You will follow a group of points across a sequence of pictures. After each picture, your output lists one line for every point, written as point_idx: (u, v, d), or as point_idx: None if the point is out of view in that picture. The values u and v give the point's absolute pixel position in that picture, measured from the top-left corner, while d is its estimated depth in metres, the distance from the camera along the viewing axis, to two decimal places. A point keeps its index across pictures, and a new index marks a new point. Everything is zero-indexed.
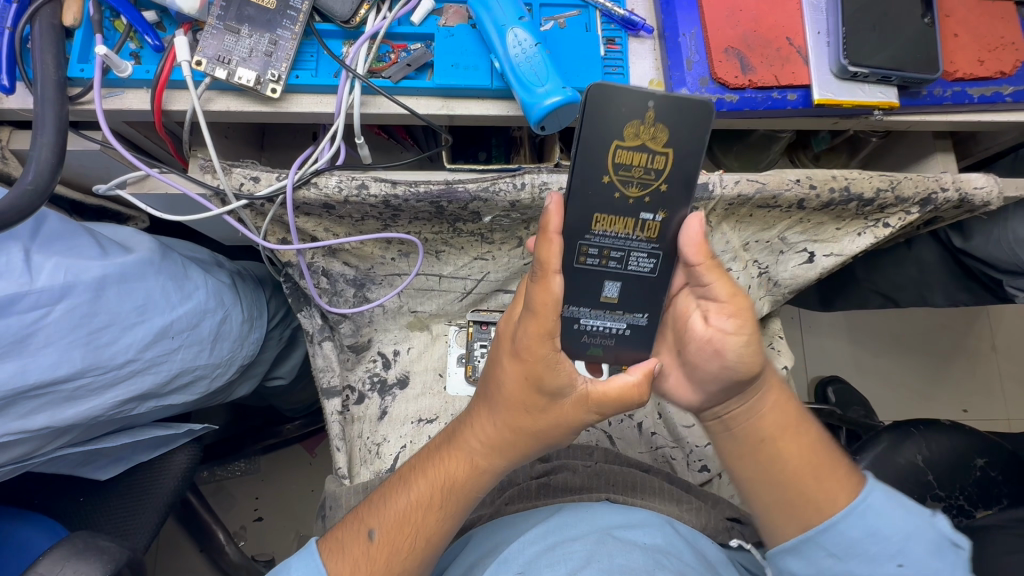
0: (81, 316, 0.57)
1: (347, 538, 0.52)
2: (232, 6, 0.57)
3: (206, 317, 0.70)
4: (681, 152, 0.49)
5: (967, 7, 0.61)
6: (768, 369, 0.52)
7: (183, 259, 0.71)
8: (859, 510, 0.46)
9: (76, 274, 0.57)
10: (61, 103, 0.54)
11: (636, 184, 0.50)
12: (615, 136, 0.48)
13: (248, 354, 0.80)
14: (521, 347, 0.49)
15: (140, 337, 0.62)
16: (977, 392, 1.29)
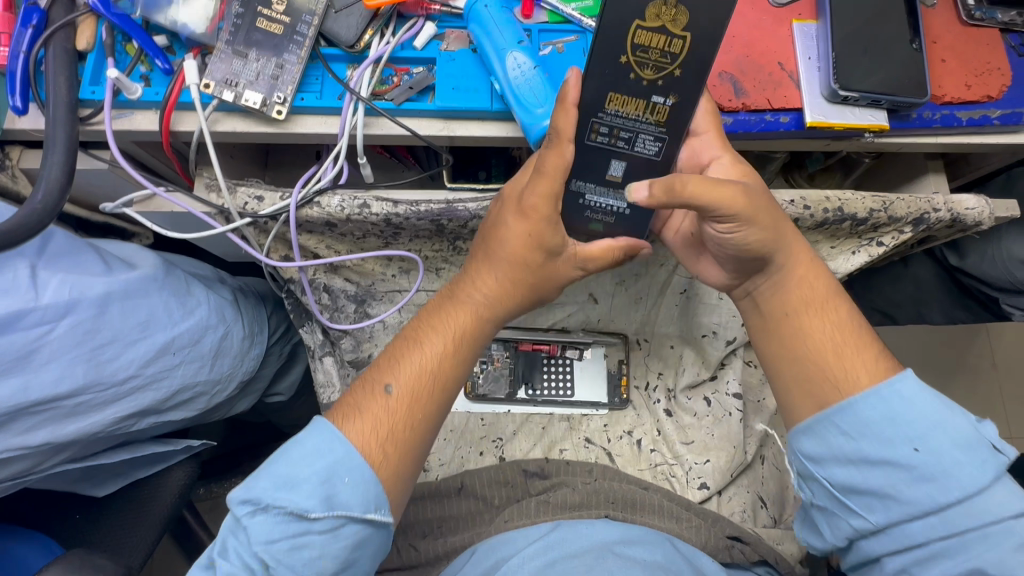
0: (84, 333, 0.58)
1: (361, 401, 0.51)
2: (240, 30, 0.59)
3: (208, 333, 0.70)
4: (699, 40, 0.51)
5: (953, 33, 0.63)
6: (799, 248, 0.57)
7: (186, 275, 0.72)
8: (884, 393, 0.51)
9: (81, 291, 0.58)
10: (72, 123, 0.55)
11: (651, 67, 0.52)
12: (636, 15, 0.50)
13: (249, 370, 0.80)
14: (533, 201, 0.52)
15: (142, 353, 0.62)
16: (977, 409, 1.29)
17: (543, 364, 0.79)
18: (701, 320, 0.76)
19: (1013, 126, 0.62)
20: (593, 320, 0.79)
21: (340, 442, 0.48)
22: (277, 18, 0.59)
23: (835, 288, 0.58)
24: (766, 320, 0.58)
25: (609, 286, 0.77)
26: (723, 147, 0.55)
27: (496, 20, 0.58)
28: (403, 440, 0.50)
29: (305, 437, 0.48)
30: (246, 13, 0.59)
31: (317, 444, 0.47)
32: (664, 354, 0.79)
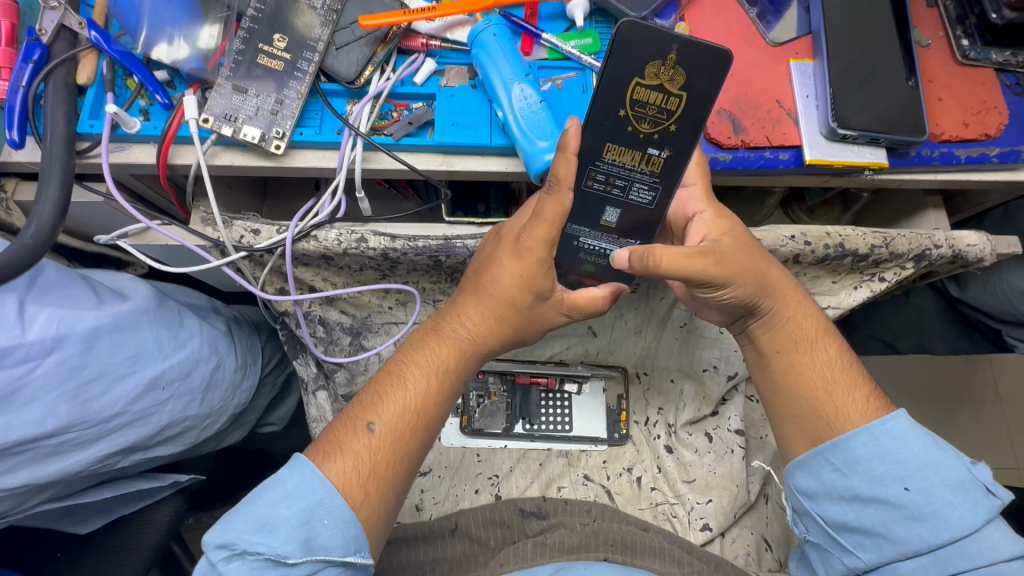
0: (71, 369, 0.57)
1: (342, 436, 0.50)
2: (241, 66, 0.59)
3: (199, 365, 0.69)
4: (696, 97, 0.51)
5: (949, 71, 0.63)
6: (791, 288, 0.57)
7: (179, 306, 0.71)
8: (875, 431, 0.50)
9: (69, 325, 0.57)
10: (68, 157, 0.55)
11: (648, 121, 0.52)
12: (635, 73, 0.50)
13: (240, 402, 0.79)
14: (528, 241, 0.52)
15: (130, 389, 0.61)
16: (983, 439, 1.27)
17: (540, 398, 0.77)
18: (702, 355, 0.76)
19: (1012, 164, 0.62)
20: (592, 352, 0.77)
21: (318, 478, 0.47)
22: (278, 54, 0.59)
23: (827, 326, 0.58)
24: (759, 355, 0.58)
25: (608, 320, 0.75)
26: (708, 204, 0.56)
27: (501, 54, 0.58)
28: (387, 479, 0.49)
29: (286, 475, 0.46)
30: (247, 49, 0.59)
31: (299, 483, 0.46)
32: (665, 389, 0.78)
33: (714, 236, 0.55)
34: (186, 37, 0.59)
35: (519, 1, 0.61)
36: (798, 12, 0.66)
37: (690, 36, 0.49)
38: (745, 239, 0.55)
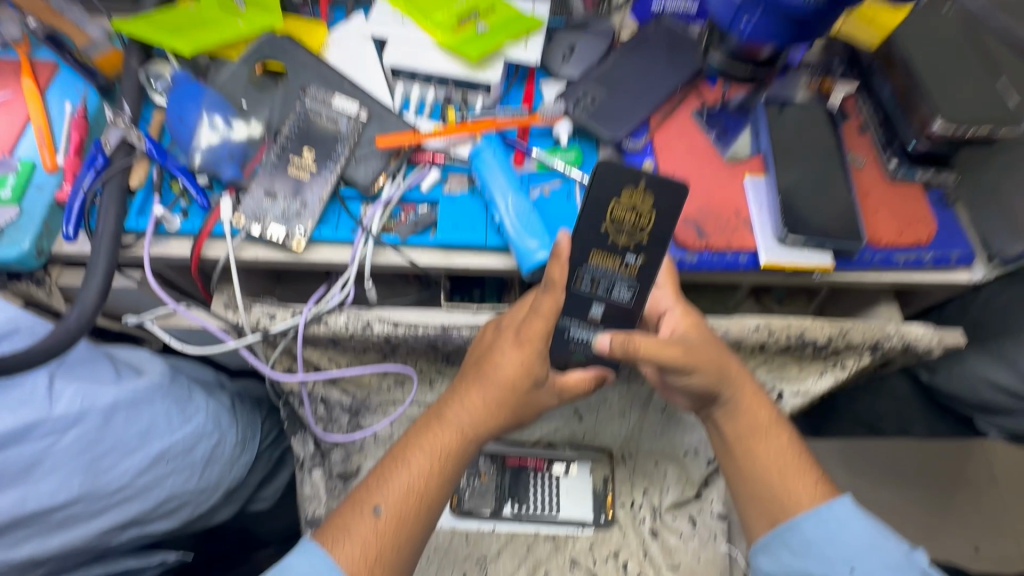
0: (87, 442, 0.61)
1: (351, 521, 0.55)
2: (271, 175, 0.68)
3: (202, 441, 0.72)
4: (663, 217, 0.60)
5: (881, 187, 0.73)
6: (748, 383, 0.63)
7: (189, 382, 0.75)
8: (824, 515, 0.59)
9: (91, 401, 0.61)
10: (114, 250, 0.62)
11: (625, 235, 0.60)
12: (611, 195, 0.59)
13: (236, 477, 0.81)
14: (527, 333, 0.58)
15: (137, 463, 0.65)
16: (984, 528, 1.25)
17: (530, 479, 0.79)
18: (683, 439, 0.80)
19: (946, 266, 0.71)
20: (579, 435, 0.81)
21: (327, 563, 0.52)
22: (305, 166, 0.68)
23: (778, 416, 0.65)
24: (723, 442, 0.64)
25: (593, 404, 0.80)
26: (676, 301, 0.64)
27: (498, 167, 0.68)
28: (389, 563, 0.54)
29: (296, 561, 0.52)
30: (279, 162, 0.68)
31: (309, 569, 0.51)
32: (649, 471, 0.80)
33: (681, 330, 0.62)
34: (230, 150, 0.67)
35: (512, 126, 0.73)
36: (749, 135, 0.76)
37: (655, 172, 0.59)
38: (709, 334, 0.62)
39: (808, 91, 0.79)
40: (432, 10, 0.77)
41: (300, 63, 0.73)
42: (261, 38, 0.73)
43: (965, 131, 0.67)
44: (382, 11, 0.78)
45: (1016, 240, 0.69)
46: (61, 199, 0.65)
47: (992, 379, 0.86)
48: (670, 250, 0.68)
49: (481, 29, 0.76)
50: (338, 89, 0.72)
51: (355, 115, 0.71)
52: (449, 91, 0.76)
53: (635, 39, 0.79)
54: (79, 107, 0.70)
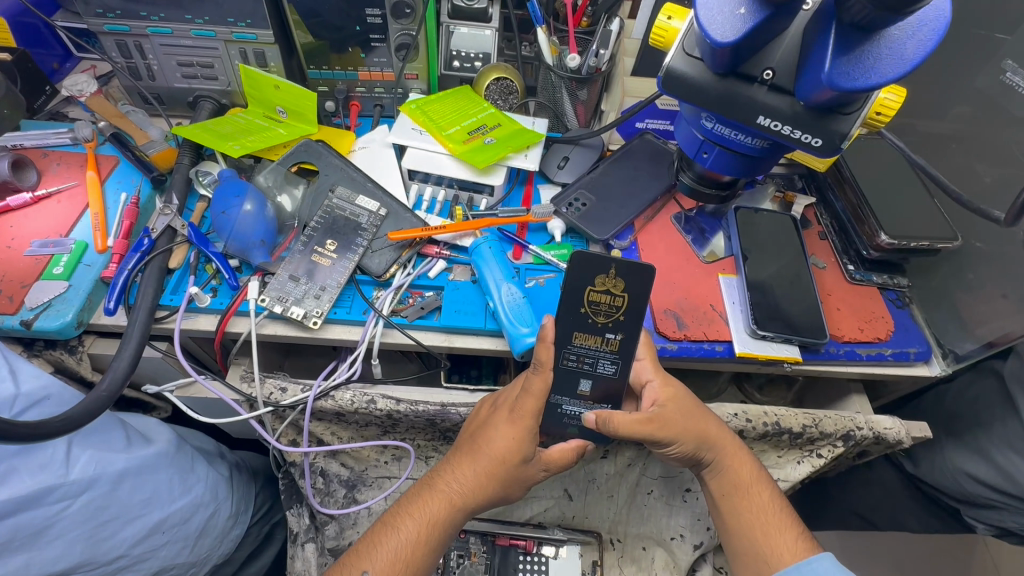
0: (94, 509, 0.63)
1: None
2: (296, 261, 0.76)
3: (199, 511, 0.75)
4: (636, 297, 0.66)
5: (842, 287, 0.81)
6: (729, 445, 0.67)
7: (193, 451, 0.79)
8: (802, 569, 0.60)
9: (104, 467, 0.65)
10: (148, 322, 0.69)
11: (604, 314, 0.66)
12: (587, 283, 0.65)
13: (224, 552, 0.82)
14: (520, 411, 0.63)
15: (136, 532, 0.67)
16: None
17: (519, 560, 0.80)
18: (668, 523, 0.82)
19: (907, 361, 0.77)
20: (568, 516, 0.83)
21: None
22: (327, 253, 0.77)
23: (761, 471, 0.68)
24: (710, 497, 0.68)
25: (581, 483, 0.83)
26: (656, 372, 0.68)
27: (493, 260, 0.76)
28: None
29: None
30: (305, 249, 0.77)
31: None
32: (638, 556, 0.81)
33: (660, 403, 0.66)
34: (263, 239, 0.76)
35: (512, 222, 0.82)
36: (723, 237, 0.86)
37: (623, 256, 0.64)
38: (687, 403, 0.67)
39: (773, 202, 0.90)
40: (445, 124, 0.88)
41: (330, 165, 0.84)
42: (300, 143, 0.86)
43: (909, 244, 0.77)
44: (404, 123, 0.89)
45: (965, 339, 0.77)
46: (107, 276, 0.72)
47: (967, 471, 0.85)
48: (652, 339, 0.75)
49: (489, 141, 0.87)
50: (361, 189, 0.83)
51: (375, 211, 0.81)
52: (457, 192, 0.88)
53: (622, 150, 0.91)
54: (134, 197, 0.80)
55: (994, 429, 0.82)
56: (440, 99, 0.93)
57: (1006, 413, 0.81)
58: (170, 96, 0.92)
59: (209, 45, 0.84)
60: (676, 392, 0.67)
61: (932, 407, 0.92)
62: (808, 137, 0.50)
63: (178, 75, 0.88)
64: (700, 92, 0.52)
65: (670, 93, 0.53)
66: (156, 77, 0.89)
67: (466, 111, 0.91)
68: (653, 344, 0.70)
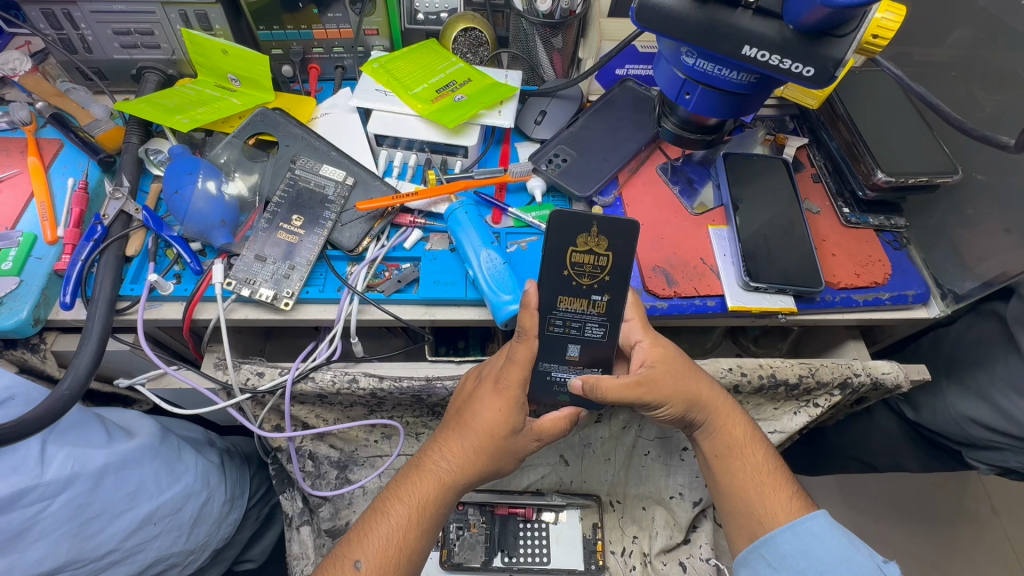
0: (76, 507, 0.59)
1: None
2: (261, 240, 0.72)
3: (191, 500, 0.72)
4: (620, 256, 0.62)
5: (837, 231, 0.78)
6: (721, 404, 0.65)
7: (179, 440, 0.76)
8: (798, 529, 0.60)
9: (82, 464, 0.61)
10: (109, 314, 0.65)
11: (588, 276, 0.63)
12: (569, 243, 0.62)
13: (224, 537, 0.80)
14: (505, 381, 0.61)
15: (125, 526, 0.64)
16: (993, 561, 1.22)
17: (519, 528, 0.79)
18: (667, 482, 0.81)
19: (904, 304, 0.74)
20: (566, 481, 0.82)
21: None
22: (294, 230, 0.73)
23: (754, 432, 0.66)
24: (703, 458, 0.67)
25: (577, 449, 0.81)
26: (646, 333, 0.65)
27: (470, 225, 0.71)
28: None
29: None
30: (270, 226, 0.73)
31: None
32: (638, 516, 0.80)
33: (650, 363, 0.64)
34: (223, 219, 0.71)
35: (488, 184, 0.77)
36: (712, 187, 0.82)
37: (604, 214, 0.62)
38: (678, 362, 0.64)
39: (764, 145, 0.86)
40: (410, 83, 0.82)
41: (290, 135, 0.79)
42: (255, 112, 0.80)
43: (906, 181, 0.73)
44: (367, 84, 0.83)
45: (965, 278, 0.73)
46: (60, 269, 0.68)
47: (969, 416, 0.82)
48: (641, 299, 0.71)
49: (459, 98, 0.81)
50: (325, 159, 0.78)
51: (341, 180, 0.76)
52: (429, 155, 0.82)
53: (603, 100, 0.86)
54: (82, 181, 0.75)
55: (997, 370, 0.80)
56: (404, 55, 0.86)
57: (1000, 346, 0.80)
58: (112, 70, 0.85)
59: (145, 8, 0.77)
60: (666, 353, 0.64)
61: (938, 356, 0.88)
62: (799, 66, 0.46)
63: (116, 46, 0.81)
64: (680, 23, 0.47)
65: (648, 27, 0.48)
66: (93, 49, 0.82)
67: (432, 67, 0.85)
68: (642, 304, 0.68)
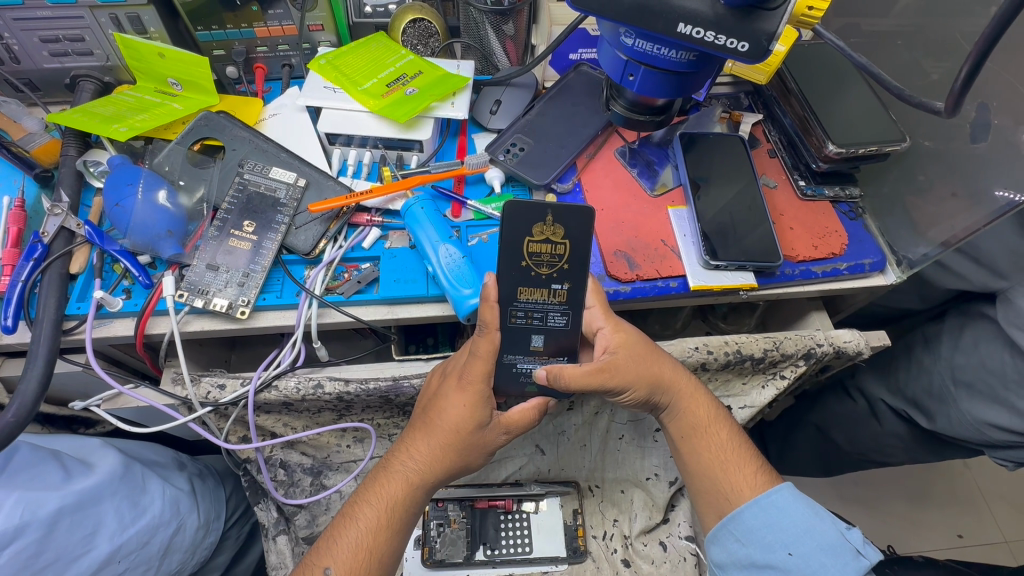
0: (27, 558, 0.57)
1: None
2: (213, 248, 0.70)
3: (160, 531, 0.70)
4: (577, 243, 0.62)
5: (794, 205, 0.78)
6: (684, 385, 0.66)
7: (144, 470, 0.73)
8: (763, 503, 0.61)
9: (33, 510, 0.58)
10: (55, 335, 0.63)
11: (546, 265, 0.62)
12: (526, 234, 0.61)
13: (199, 561, 0.79)
14: (468, 376, 0.60)
15: (84, 569, 0.61)
16: (966, 513, 1.28)
17: (499, 520, 0.79)
18: (643, 464, 0.82)
19: (862, 273, 0.75)
20: (544, 470, 0.82)
21: None
22: (246, 236, 0.71)
23: (718, 409, 0.67)
24: (670, 440, 0.67)
25: (552, 437, 0.81)
26: (608, 318, 0.65)
27: (428, 221, 0.70)
28: None
29: None
30: (221, 234, 0.71)
31: None
32: (618, 499, 0.81)
33: (612, 349, 0.64)
34: (169, 229, 0.69)
35: (445, 178, 0.76)
36: (671, 168, 0.81)
37: (559, 202, 0.61)
38: (641, 347, 0.65)
39: (721, 124, 0.86)
40: (359, 78, 0.80)
41: (237, 138, 0.77)
42: (199, 116, 0.77)
43: (857, 151, 0.74)
44: (315, 82, 0.81)
45: (918, 243, 0.75)
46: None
47: (988, 421, 0.78)
48: (604, 284, 0.71)
49: (410, 91, 0.79)
50: (274, 160, 0.76)
51: (293, 182, 0.74)
52: (384, 152, 0.81)
53: (558, 86, 0.85)
54: (17, 199, 0.71)
55: (1008, 373, 0.74)
56: (352, 50, 0.84)
57: (970, 321, 0.80)
58: (44, 80, 0.81)
59: (72, 14, 0.73)
60: (628, 335, 0.65)
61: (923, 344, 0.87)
62: (734, 41, 0.46)
63: (45, 54, 0.78)
64: (615, 3, 0.47)
65: (584, 11, 0.47)
66: (20, 59, 0.78)
67: (381, 61, 0.83)
68: (603, 290, 0.68)
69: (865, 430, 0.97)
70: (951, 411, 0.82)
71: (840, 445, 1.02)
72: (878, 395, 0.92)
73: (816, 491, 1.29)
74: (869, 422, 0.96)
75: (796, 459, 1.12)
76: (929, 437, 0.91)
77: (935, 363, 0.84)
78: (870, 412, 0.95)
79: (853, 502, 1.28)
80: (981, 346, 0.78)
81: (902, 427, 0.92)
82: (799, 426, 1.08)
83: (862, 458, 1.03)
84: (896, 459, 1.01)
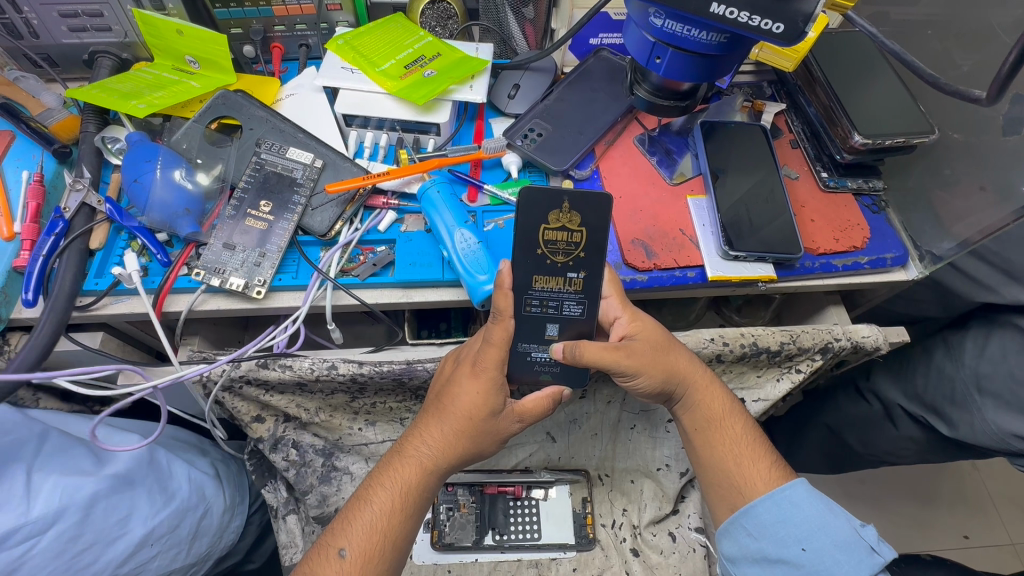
0: (67, 541, 0.57)
1: (318, 566, 0.55)
2: (229, 228, 0.70)
3: (188, 515, 0.69)
4: (593, 230, 0.62)
5: (816, 197, 0.77)
6: (698, 375, 0.65)
7: (168, 455, 0.72)
8: (777, 497, 0.61)
9: (71, 495, 0.58)
10: (67, 309, 0.63)
11: (562, 254, 0.62)
12: (542, 221, 0.60)
13: (227, 545, 0.78)
14: (482, 363, 0.60)
15: (121, 552, 0.61)
16: (974, 517, 1.27)
17: (508, 506, 0.80)
18: (654, 454, 0.81)
19: (882, 268, 0.74)
20: (554, 458, 0.82)
21: None
22: (262, 216, 0.71)
23: (733, 403, 0.66)
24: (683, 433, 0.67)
25: (564, 425, 0.80)
26: (624, 309, 0.65)
27: (444, 205, 0.69)
28: None
29: None
30: (237, 214, 0.71)
31: None
32: (627, 489, 0.81)
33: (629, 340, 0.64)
34: (187, 207, 0.69)
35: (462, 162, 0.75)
36: (691, 157, 0.80)
37: (575, 189, 0.61)
38: (658, 336, 0.64)
39: (742, 113, 0.84)
40: (377, 59, 0.79)
41: (253, 117, 0.76)
42: (216, 95, 0.77)
43: (883, 143, 0.72)
44: (332, 62, 0.80)
45: (943, 239, 0.73)
46: (20, 266, 0.65)
47: (1012, 431, 0.76)
48: (621, 272, 0.71)
49: (428, 73, 0.78)
50: (291, 141, 0.75)
51: (309, 163, 0.74)
52: (400, 134, 0.80)
53: (577, 71, 0.84)
54: (38, 173, 0.71)
55: None
56: (369, 31, 0.83)
57: (998, 329, 0.79)
58: (63, 55, 0.81)
59: None
60: (645, 325, 0.64)
61: (942, 346, 0.85)
62: (769, 23, 0.45)
63: (64, 29, 0.77)
64: None
65: None
66: (39, 34, 0.77)
67: (399, 42, 0.82)
68: (619, 279, 0.67)
69: (878, 431, 0.96)
70: (972, 418, 0.80)
71: (853, 445, 1.01)
72: (894, 399, 0.91)
73: (823, 488, 1.29)
74: (884, 424, 0.95)
75: (806, 456, 1.12)
76: (943, 441, 0.90)
77: (956, 367, 0.82)
78: (884, 414, 0.94)
79: (860, 500, 1.27)
80: (1010, 356, 0.76)
81: (917, 429, 0.91)
82: (810, 424, 1.08)
83: (874, 459, 1.02)
84: (908, 460, 1.00)
